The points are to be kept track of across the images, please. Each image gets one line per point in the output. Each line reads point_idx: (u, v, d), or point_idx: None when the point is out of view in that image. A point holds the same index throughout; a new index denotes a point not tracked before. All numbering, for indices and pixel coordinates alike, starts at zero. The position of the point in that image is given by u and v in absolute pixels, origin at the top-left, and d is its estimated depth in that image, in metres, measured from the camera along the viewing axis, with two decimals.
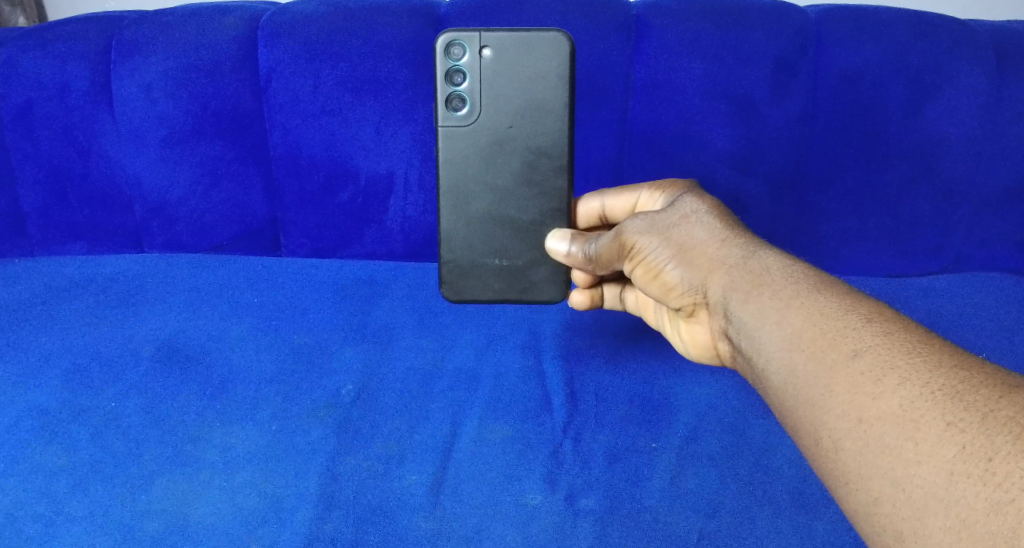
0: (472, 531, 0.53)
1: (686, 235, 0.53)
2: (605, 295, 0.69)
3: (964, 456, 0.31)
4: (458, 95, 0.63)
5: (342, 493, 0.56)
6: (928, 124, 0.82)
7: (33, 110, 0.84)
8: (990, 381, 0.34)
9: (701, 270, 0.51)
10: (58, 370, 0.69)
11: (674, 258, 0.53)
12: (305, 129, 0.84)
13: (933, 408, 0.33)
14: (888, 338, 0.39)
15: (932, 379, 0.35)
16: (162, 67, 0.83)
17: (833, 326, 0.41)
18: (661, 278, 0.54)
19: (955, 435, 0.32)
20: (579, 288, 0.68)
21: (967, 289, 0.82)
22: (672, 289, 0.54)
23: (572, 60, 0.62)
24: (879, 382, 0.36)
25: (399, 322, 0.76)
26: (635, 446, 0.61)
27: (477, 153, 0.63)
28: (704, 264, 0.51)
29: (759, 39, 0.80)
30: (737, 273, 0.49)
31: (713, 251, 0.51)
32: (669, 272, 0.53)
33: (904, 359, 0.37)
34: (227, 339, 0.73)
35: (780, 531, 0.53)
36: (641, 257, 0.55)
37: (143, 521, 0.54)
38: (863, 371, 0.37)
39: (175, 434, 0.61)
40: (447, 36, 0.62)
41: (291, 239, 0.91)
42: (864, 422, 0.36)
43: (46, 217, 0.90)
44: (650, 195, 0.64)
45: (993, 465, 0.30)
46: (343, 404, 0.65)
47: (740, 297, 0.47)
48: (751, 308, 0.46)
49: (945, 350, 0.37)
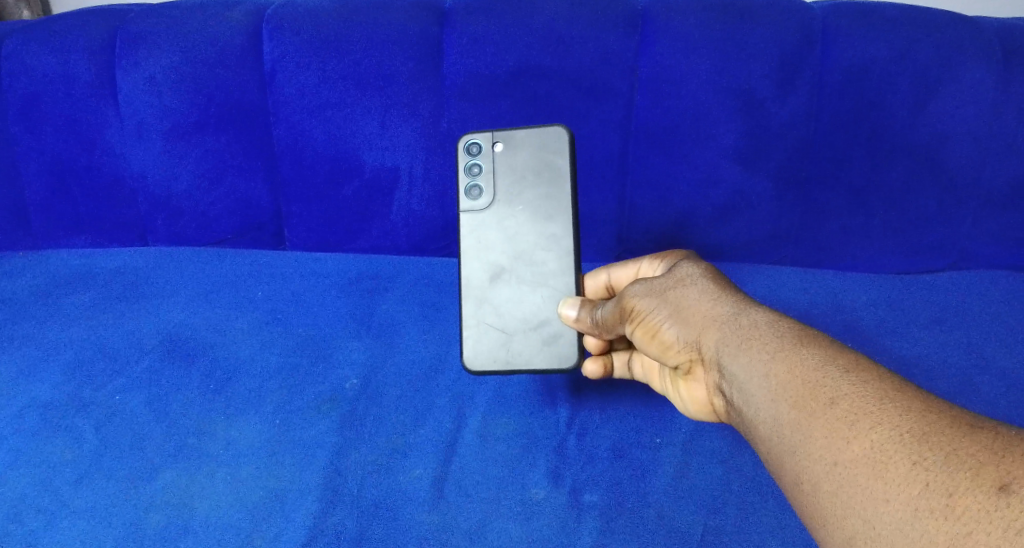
0: (477, 525, 0.54)
1: (681, 295, 0.52)
2: (615, 363, 0.64)
3: (927, 493, 0.35)
4: (477, 186, 0.66)
5: (346, 487, 0.57)
6: (935, 121, 0.81)
7: (38, 103, 0.85)
8: (952, 422, 0.37)
9: (696, 328, 0.50)
10: (62, 363, 0.70)
11: (671, 317, 0.52)
12: (310, 122, 0.84)
13: (901, 449, 0.37)
14: (864, 386, 0.41)
15: (900, 421, 0.38)
16: (166, 61, 0.83)
17: (815, 377, 0.42)
18: (659, 336, 0.53)
19: (920, 472, 0.36)
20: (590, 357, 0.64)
21: (972, 287, 0.82)
22: (670, 348, 0.53)
23: (573, 148, 0.65)
24: (852, 426, 0.39)
25: (402, 316, 0.76)
26: (639, 441, 0.61)
27: (497, 236, 0.65)
28: (699, 322, 0.50)
29: (764, 34, 0.79)
30: (729, 330, 0.48)
31: (707, 308, 0.50)
32: (665, 331, 0.52)
33: (876, 405, 0.39)
34: (230, 332, 0.73)
35: (783, 529, 0.54)
36: (641, 319, 0.54)
37: (147, 515, 0.55)
38: (838, 419, 0.40)
39: (178, 427, 0.62)
40: (464, 138, 0.66)
41: (295, 233, 0.91)
42: (838, 465, 0.38)
43: (52, 211, 0.90)
44: (650, 264, 0.64)
45: (953, 500, 0.34)
46: (347, 398, 0.65)
47: (732, 352, 0.47)
48: (742, 364, 0.46)
49: (914, 392, 0.40)
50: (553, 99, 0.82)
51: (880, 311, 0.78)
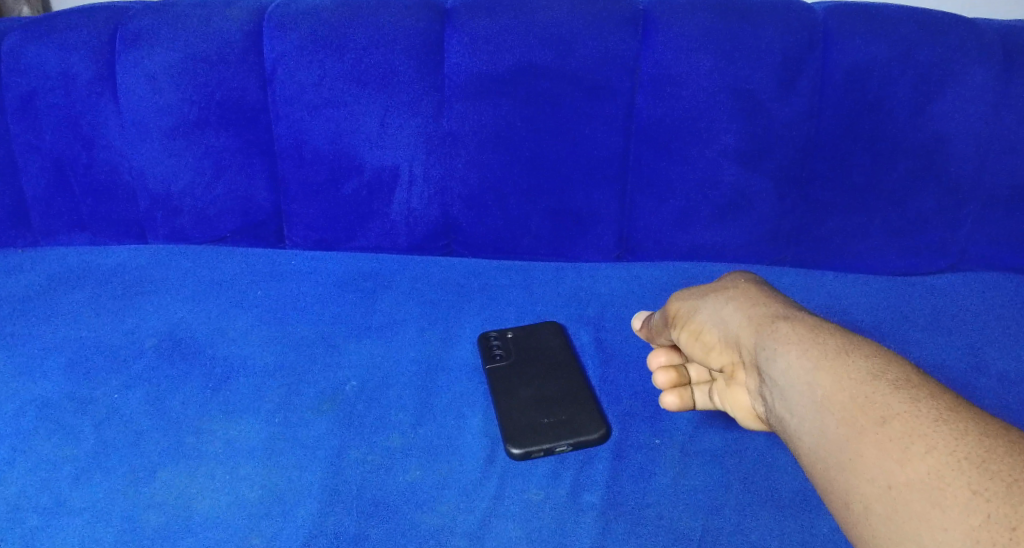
0: (476, 525, 0.54)
1: (725, 302, 0.61)
2: (691, 372, 0.66)
3: (989, 523, 0.36)
4: None
5: (345, 487, 0.56)
6: (937, 122, 0.81)
7: (37, 101, 0.84)
8: (1011, 450, 0.39)
9: (734, 327, 0.59)
10: (60, 362, 0.69)
11: (712, 319, 0.61)
12: (310, 121, 0.84)
13: (959, 476, 0.39)
14: (915, 405, 0.44)
15: (958, 447, 0.40)
16: (166, 58, 0.82)
17: (864, 392, 0.46)
18: (703, 338, 0.61)
19: (980, 503, 0.37)
20: (664, 368, 0.66)
21: (973, 289, 0.82)
22: (712, 348, 0.61)
23: None
24: (907, 449, 0.42)
25: (402, 315, 0.76)
26: (638, 443, 0.61)
27: None
28: (738, 324, 0.59)
29: (766, 35, 0.79)
30: (766, 334, 0.55)
31: (747, 313, 0.59)
32: (708, 332, 0.61)
33: (931, 427, 0.42)
34: (229, 331, 0.73)
35: (783, 530, 0.54)
36: (687, 323, 0.63)
37: (145, 514, 0.55)
38: (891, 439, 0.43)
39: (176, 426, 0.62)
40: None
41: (295, 232, 0.91)
42: (893, 488, 0.41)
43: (50, 208, 0.90)
44: None
45: (1016, 533, 0.35)
46: (347, 399, 0.65)
47: (769, 353, 0.54)
48: (780, 366, 0.52)
49: (970, 417, 0.43)
50: (554, 99, 0.81)
51: (881, 312, 0.78)
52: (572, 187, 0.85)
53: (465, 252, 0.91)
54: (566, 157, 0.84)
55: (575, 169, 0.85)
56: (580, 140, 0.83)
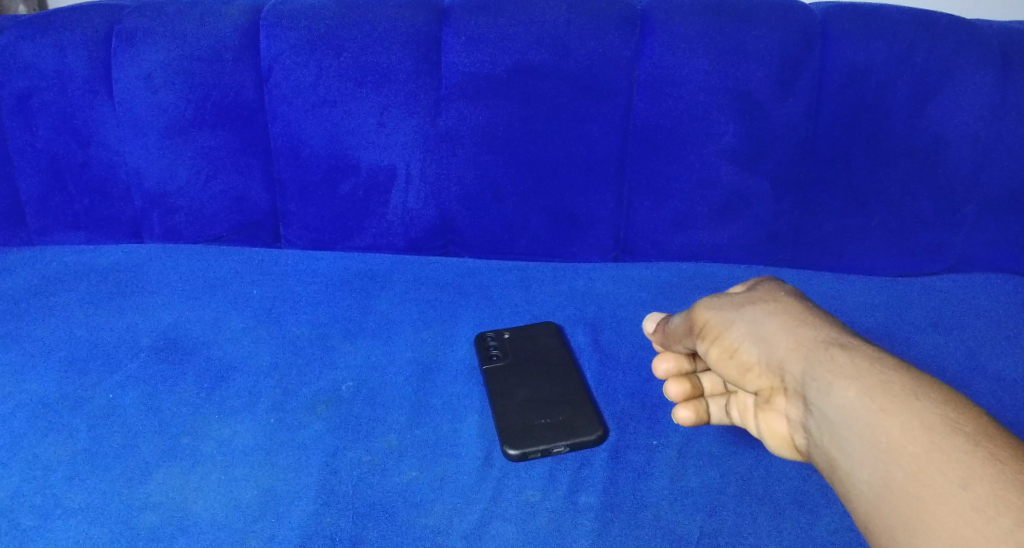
0: (473, 527, 0.53)
1: (764, 317, 0.56)
2: (704, 383, 0.64)
3: None
4: None
5: (341, 488, 0.56)
6: (935, 124, 0.81)
7: (33, 99, 0.84)
8: None
9: (776, 348, 0.54)
10: (55, 362, 0.69)
11: (750, 338, 0.56)
12: (307, 120, 0.84)
13: None
14: (998, 467, 0.40)
15: None
16: (162, 57, 0.82)
17: (935, 443, 0.42)
18: (738, 357, 0.56)
19: None
20: (676, 378, 0.64)
21: (971, 291, 0.82)
22: (750, 370, 0.56)
23: None
24: (988, 517, 0.38)
25: (399, 315, 0.76)
26: (635, 444, 0.61)
27: None
28: (781, 345, 0.54)
29: (764, 36, 0.79)
30: (817, 362, 0.51)
31: (792, 333, 0.54)
32: (746, 351, 0.56)
33: (1018, 496, 0.38)
34: (225, 331, 0.73)
35: (780, 531, 0.53)
36: (718, 338, 0.58)
37: (139, 515, 0.54)
38: (970, 504, 0.39)
39: (171, 426, 0.61)
40: None
41: (292, 231, 0.91)
42: None
43: (46, 207, 0.89)
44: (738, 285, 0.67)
45: None
46: (343, 400, 0.64)
47: (822, 386, 0.49)
48: (834, 403, 0.48)
49: None
50: (552, 98, 0.81)
51: (879, 313, 0.78)
52: (570, 187, 0.85)
53: (462, 252, 0.91)
54: (563, 157, 0.84)
55: (572, 170, 0.84)
56: (578, 140, 0.83)
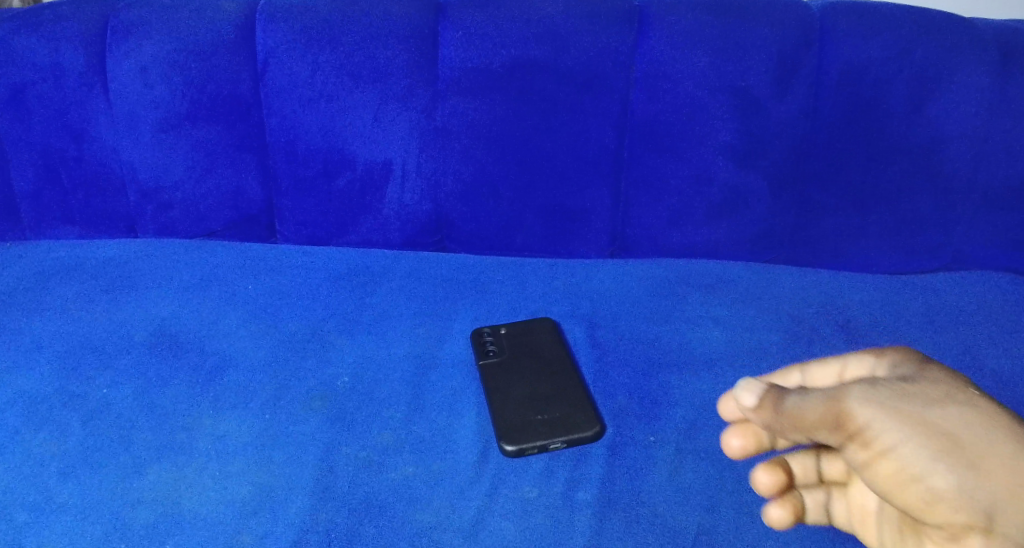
0: (470, 523, 0.53)
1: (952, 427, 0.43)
2: (794, 468, 0.54)
3: None
4: None
5: (336, 484, 0.56)
6: (933, 122, 0.81)
7: (26, 92, 0.83)
8: None
9: (982, 475, 0.41)
10: (48, 356, 0.69)
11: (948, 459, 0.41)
12: (303, 115, 0.83)
13: None
14: None
15: None
16: (158, 50, 0.81)
17: None
18: (925, 482, 0.41)
19: None
20: (767, 463, 0.53)
21: (967, 289, 0.82)
22: (938, 500, 0.41)
23: None
24: None
25: (394, 311, 0.76)
26: (632, 440, 0.60)
27: None
28: (988, 470, 0.41)
29: (762, 33, 0.79)
30: None
31: (996, 454, 0.42)
32: (940, 477, 0.41)
33: None
34: (220, 327, 0.72)
35: (777, 528, 0.53)
36: (903, 456, 0.42)
37: (133, 510, 0.54)
38: None
39: (166, 421, 0.61)
40: None
41: (287, 226, 0.90)
42: None
43: (39, 201, 0.89)
44: (858, 362, 0.52)
45: None
46: (338, 395, 0.64)
47: None
48: None
49: None
50: (550, 94, 0.81)
51: (876, 311, 0.78)
52: (567, 183, 0.85)
53: (458, 248, 0.91)
54: (561, 153, 0.83)
55: (570, 166, 0.84)
56: (575, 136, 0.83)
